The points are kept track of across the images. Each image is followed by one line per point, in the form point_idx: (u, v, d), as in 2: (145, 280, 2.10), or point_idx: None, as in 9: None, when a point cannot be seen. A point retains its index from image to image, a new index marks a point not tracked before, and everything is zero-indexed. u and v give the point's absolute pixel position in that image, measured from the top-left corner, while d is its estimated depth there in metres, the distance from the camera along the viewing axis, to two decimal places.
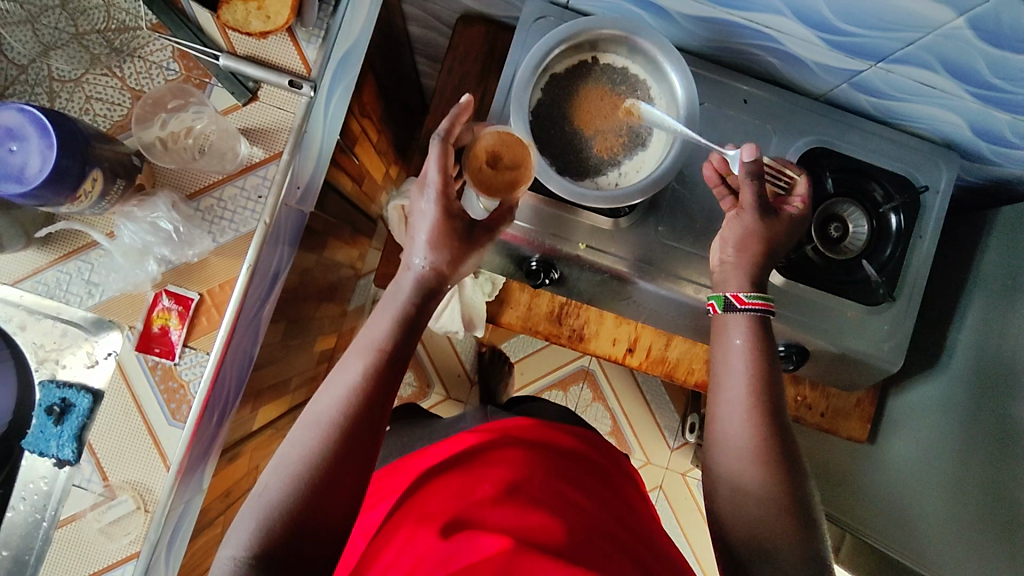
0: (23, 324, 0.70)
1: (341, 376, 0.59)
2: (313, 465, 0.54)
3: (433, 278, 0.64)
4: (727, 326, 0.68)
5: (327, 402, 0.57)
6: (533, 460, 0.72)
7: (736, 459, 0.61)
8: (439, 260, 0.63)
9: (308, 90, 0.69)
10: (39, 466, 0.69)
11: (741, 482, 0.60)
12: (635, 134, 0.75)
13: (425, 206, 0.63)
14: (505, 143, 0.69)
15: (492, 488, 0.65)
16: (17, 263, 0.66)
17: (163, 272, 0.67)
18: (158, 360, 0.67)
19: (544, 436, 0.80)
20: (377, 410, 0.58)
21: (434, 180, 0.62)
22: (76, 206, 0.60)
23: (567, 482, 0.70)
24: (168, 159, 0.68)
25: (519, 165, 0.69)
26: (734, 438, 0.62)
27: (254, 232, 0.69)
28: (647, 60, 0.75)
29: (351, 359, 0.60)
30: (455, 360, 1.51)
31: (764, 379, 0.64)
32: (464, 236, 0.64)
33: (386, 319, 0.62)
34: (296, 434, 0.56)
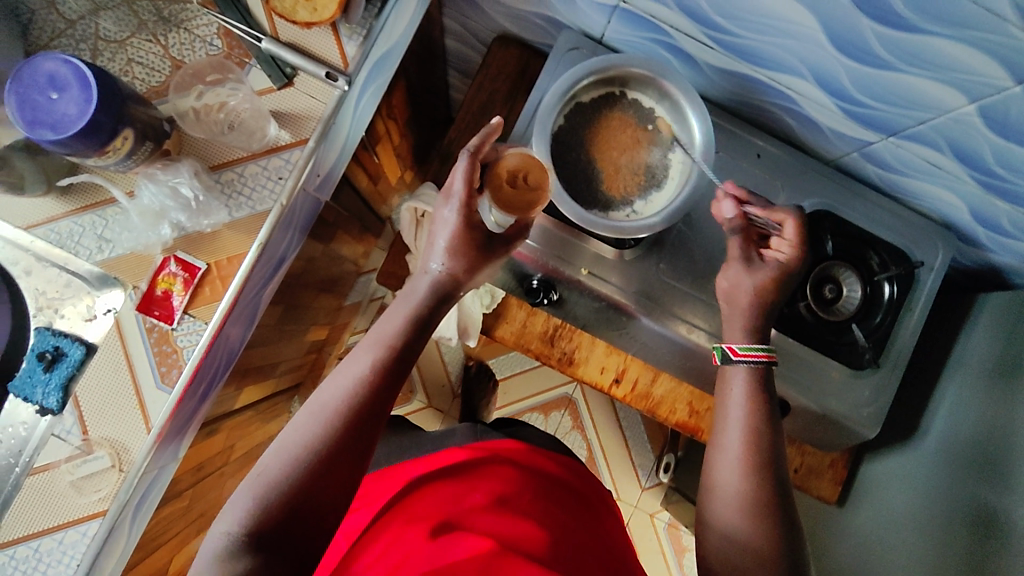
0: (27, 270, 0.70)
1: (353, 365, 0.62)
2: (314, 449, 0.55)
3: (447, 283, 0.67)
4: (729, 376, 0.71)
5: (334, 391, 0.59)
6: (516, 479, 0.74)
7: (723, 485, 0.64)
8: (455, 265, 0.67)
9: (343, 84, 0.71)
10: (22, 411, 0.69)
11: (722, 505, 0.63)
12: (652, 173, 0.77)
13: (446, 213, 0.67)
14: (524, 168, 0.69)
15: (474, 500, 0.67)
16: (34, 209, 0.68)
17: (176, 237, 0.68)
18: (157, 322, 0.68)
19: (528, 458, 0.81)
20: (380, 400, 0.60)
21: (461, 184, 0.66)
22: (103, 160, 0.62)
23: (550, 503, 0.71)
24: (198, 129, 0.70)
25: (539, 187, 0.69)
26: (728, 465, 0.65)
27: (270, 211, 0.70)
28: (675, 105, 0.77)
29: (361, 352, 0.62)
30: (440, 370, 1.56)
31: (764, 421, 0.67)
32: (482, 246, 0.68)
33: (400, 316, 0.65)
34: (300, 418, 0.58)
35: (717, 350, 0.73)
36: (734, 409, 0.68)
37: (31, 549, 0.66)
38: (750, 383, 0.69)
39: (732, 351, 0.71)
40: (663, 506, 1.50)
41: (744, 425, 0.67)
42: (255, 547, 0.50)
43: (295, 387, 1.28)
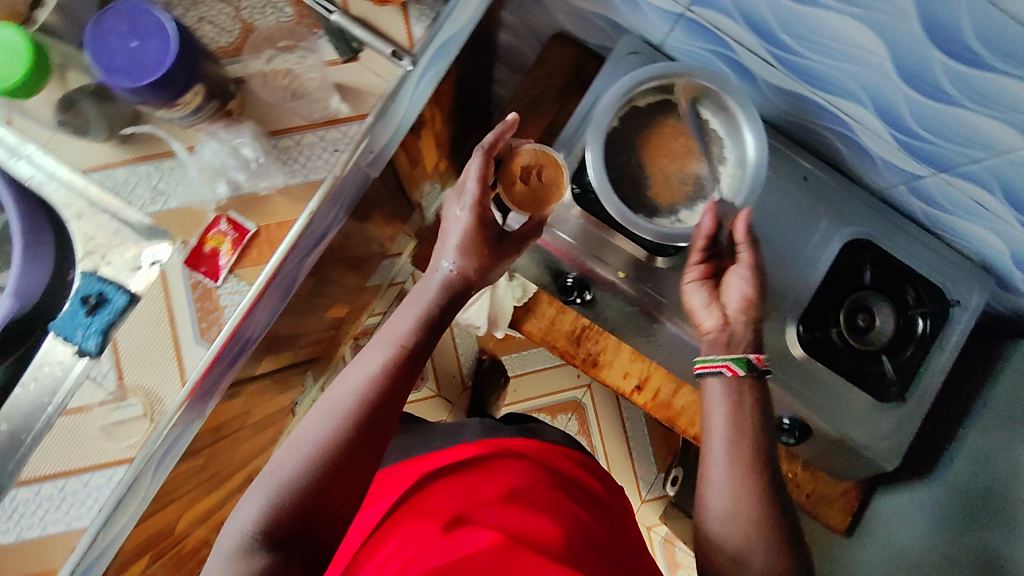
0: (79, 213, 0.71)
1: (365, 365, 0.62)
2: (326, 449, 0.55)
3: (459, 280, 0.68)
4: (710, 391, 0.69)
5: (345, 391, 0.60)
6: (532, 475, 0.73)
7: (721, 505, 0.63)
8: (465, 263, 0.67)
9: (407, 64, 0.71)
10: (59, 352, 0.69)
11: (721, 527, 0.62)
12: (700, 184, 0.77)
13: (458, 212, 0.68)
14: (538, 163, 0.75)
15: (484, 492, 0.68)
16: (94, 154, 0.69)
17: (230, 197, 0.69)
18: (202, 279, 0.69)
19: (534, 453, 0.81)
20: (392, 399, 0.60)
21: (473, 185, 0.66)
22: (172, 113, 0.63)
23: (565, 498, 0.71)
24: (261, 93, 0.70)
25: (551, 184, 0.76)
26: (725, 483, 0.64)
27: (323, 182, 0.70)
28: (730, 120, 0.77)
29: (373, 352, 0.63)
30: (453, 361, 1.57)
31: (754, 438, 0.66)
32: (494, 243, 0.69)
33: (411, 316, 0.66)
34: (311, 418, 0.58)
35: (739, 360, 0.69)
36: (718, 426, 0.67)
37: (56, 488, 0.67)
38: (731, 401, 0.68)
39: (756, 361, 0.69)
40: (661, 520, 1.50)
41: (731, 447, 0.65)
42: (271, 546, 0.51)
43: (313, 361, 1.29)
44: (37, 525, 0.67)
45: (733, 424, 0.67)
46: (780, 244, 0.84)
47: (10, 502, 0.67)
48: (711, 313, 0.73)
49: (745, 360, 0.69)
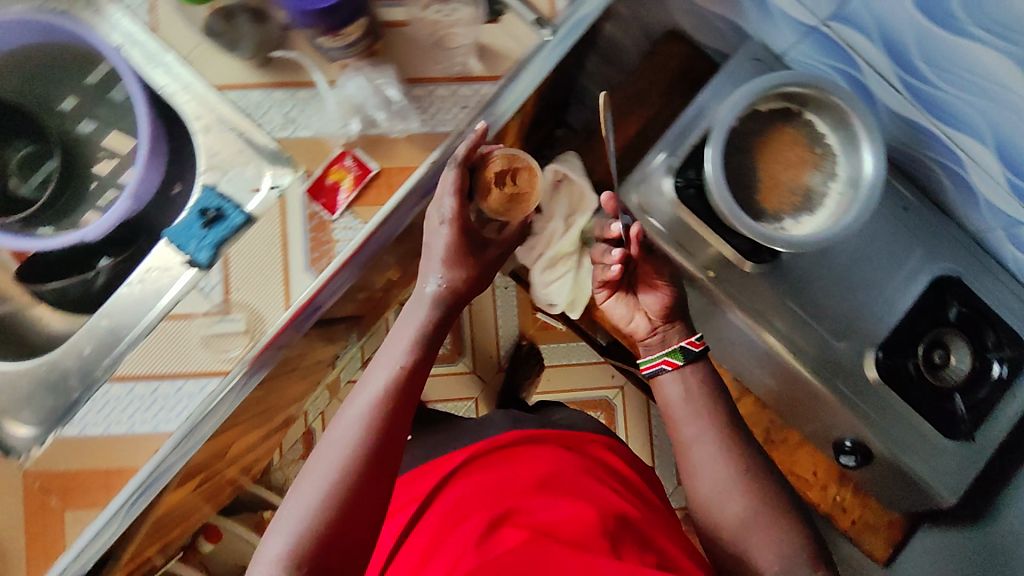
0: (207, 128, 0.72)
1: (366, 393, 0.64)
2: (336, 491, 0.57)
3: (450, 295, 0.70)
4: (663, 389, 0.76)
5: (347, 426, 0.61)
6: (564, 466, 0.77)
7: (714, 479, 0.71)
8: (452, 277, 0.69)
9: (548, 33, 0.71)
10: (168, 258, 0.71)
11: (722, 496, 0.70)
12: (808, 198, 0.78)
13: (440, 227, 0.69)
14: (511, 166, 0.75)
15: (507, 485, 0.74)
16: (235, 73, 0.71)
17: (360, 135, 0.70)
18: (320, 210, 0.70)
19: (558, 436, 0.85)
20: (395, 426, 0.62)
21: (453, 203, 0.67)
22: (331, 42, 0.65)
23: (600, 482, 0.75)
24: (402, 39, 0.71)
25: (525, 188, 0.76)
26: (710, 458, 0.72)
27: (448, 135, 0.71)
28: (849, 139, 0.77)
29: (374, 378, 0.65)
30: (491, 342, 1.57)
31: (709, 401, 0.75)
32: (475, 253, 0.71)
33: (406, 336, 0.68)
34: (317, 459, 0.60)
35: (673, 354, 0.76)
36: (682, 417, 0.74)
37: (149, 389, 0.68)
38: (685, 378, 0.76)
39: (692, 347, 0.77)
40: None
41: (699, 417, 0.74)
42: None
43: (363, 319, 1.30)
44: (126, 422, 0.68)
45: (692, 405, 0.75)
46: (873, 270, 0.84)
47: (102, 395, 0.68)
48: (639, 320, 0.81)
49: (681, 351, 0.77)
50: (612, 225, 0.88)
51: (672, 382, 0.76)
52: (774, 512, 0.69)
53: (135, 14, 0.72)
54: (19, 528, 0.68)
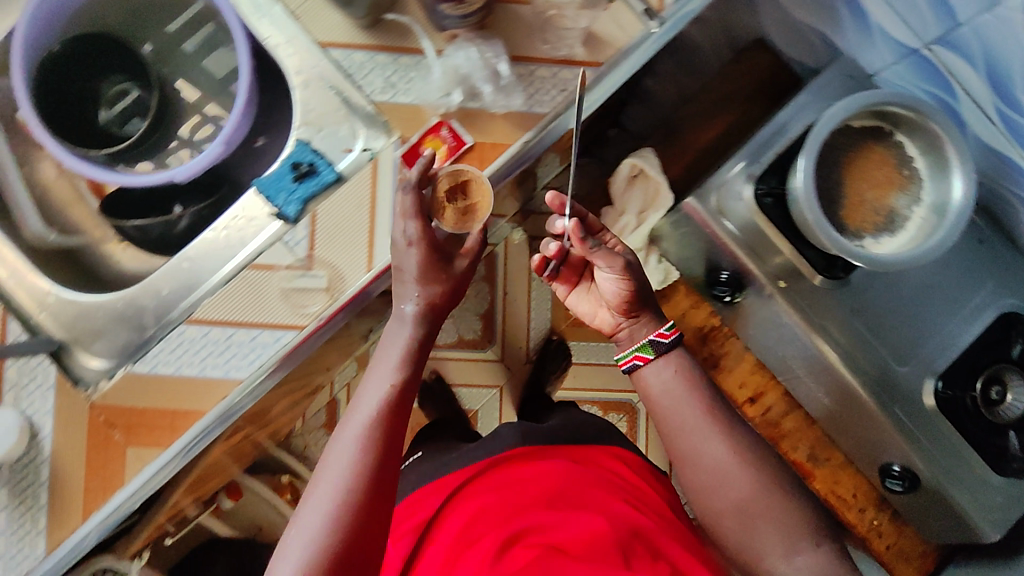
0: (306, 83, 0.71)
1: (358, 414, 0.62)
2: (338, 522, 0.56)
3: (435, 308, 0.66)
4: (648, 374, 0.67)
5: (339, 453, 0.59)
6: (574, 481, 0.78)
7: (715, 462, 0.63)
8: (433, 290, 0.66)
9: (654, 25, 0.70)
10: (255, 208, 0.71)
11: (725, 478, 0.62)
12: (891, 219, 0.78)
13: (406, 243, 0.65)
14: (459, 182, 0.69)
15: (512, 503, 0.74)
16: (341, 32, 0.71)
17: (460, 106, 0.70)
18: (411, 177, 0.70)
19: (566, 451, 0.86)
20: (389, 447, 0.61)
21: (416, 225, 0.64)
22: (453, 11, 0.65)
23: (611, 494, 0.76)
24: (510, 16, 0.71)
25: (478, 199, 0.69)
26: (712, 440, 0.63)
27: (544, 116, 0.70)
28: (939, 165, 0.76)
29: (367, 397, 0.62)
30: (522, 333, 1.56)
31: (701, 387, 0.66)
32: (448, 266, 0.67)
33: (394, 352, 0.65)
34: (314, 491, 0.58)
35: (643, 349, 0.67)
36: (676, 399, 0.66)
37: (225, 334, 0.69)
38: (678, 362, 0.67)
39: (661, 340, 0.67)
40: None
41: (699, 406, 0.65)
42: None
43: None
44: (197, 364, 0.69)
45: (684, 390, 0.66)
46: (940, 299, 0.85)
47: (177, 335, 0.69)
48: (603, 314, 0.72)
49: (649, 345, 0.68)
50: (686, 226, 0.88)
51: (664, 366, 0.66)
52: (778, 493, 0.62)
53: None
54: (79, 459, 0.68)
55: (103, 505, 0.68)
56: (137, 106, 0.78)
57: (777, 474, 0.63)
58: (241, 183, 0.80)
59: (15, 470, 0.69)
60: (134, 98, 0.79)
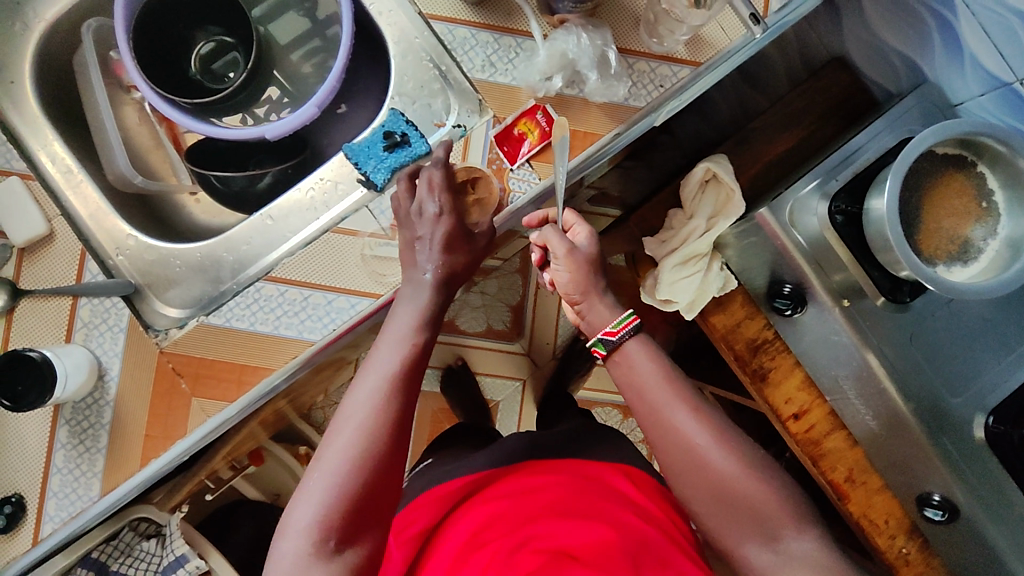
0: (404, 54, 0.72)
1: (376, 369, 0.62)
2: (359, 467, 0.58)
3: (450, 274, 0.66)
4: (629, 354, 0.68)
5: (358, 406, 0.60)
6: (577, 495, 0.75)
7: (693, 448, 0.64)
8: (450, 259, 0.66)
9: (759, 31, 0.70)
10: (345, 171, 0.72)
11: (702, 464, 0.64)
12: (965, 248, 0.79)
13: (432, 214, 0.65)
14: (470, 176, 0.70)
15: (523, 513, 0.72)
16: (445, 6, 0.71)
17: (557, 91, 0.70)
18: (501, 157, 0.71)
19: (571, 463, 0.83)
20: (405, 402, 0.61)
21: (442, 199, 0.64)
22: None
23: (613, 508, 0.73)
24: (616, 9, 0.71)
25: (487, 193, 0.70)
26: (691, 424, 0.64)
27: (640, 110, 0.71)
28: (1016, 199, 0.77)
29: (386, 356, 0.63)
30: (551, 329, 1.53)
31: (672, 373, 0.67)
32: (471, 239, 0.67)
33: (412, 313, 0.64)
34: (334, 437, 0.60)
35: (597, 345, 0.69)
36: (655, 383, 0.67)
37: (301, 295, 0.69)
38: (650, 353, 0.68)
39: (612, 337, 0.68)
40: None
41: (678, 397, 0.66)
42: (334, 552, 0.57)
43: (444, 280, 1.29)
44: (271, 322, 0.69)
45: (658, 376, 0.67)
46: (1000, 333, 0.85)
47: (254, 291, 0.69)
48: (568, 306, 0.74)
49: (602, 342, 0.69)
50: (753, 236, 0.88)
51: (638, 354, 0.68)
52: (758, 475, 0.64)
53: None
54: (142, 403, 0.68)
55: (162, 454, 0.68)
56: (224, 48, 0.79)
57: (757, 458, 0.65)
58: (322, 150, 0.81)
59: (77, 409, 0.68)
60: (216, 42, 0.79)
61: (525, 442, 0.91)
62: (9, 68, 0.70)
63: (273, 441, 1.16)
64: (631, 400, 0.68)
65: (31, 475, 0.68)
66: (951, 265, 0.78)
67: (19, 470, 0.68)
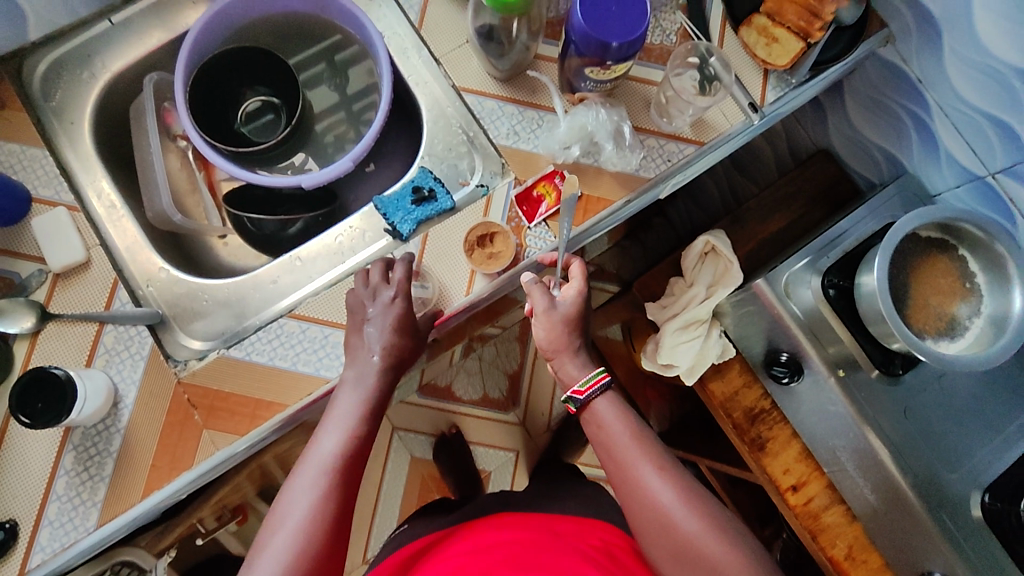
0: (436, 120, 0.79)
1: (315, 460, 0.61)
2: (300, 561, 0.57)
3: (396, 361, 0.67)
4: (598, 413, 0.68)
5: (297, 499, 0.59)
6: (540, 550, 0.70)
7: (660, 508, 0.63)
8: (395, 346, 0.66)
9: (756, 116, 0.78)
10: (373, 220, 0.77)
11: (668, 524, 0.62)
12: (953, 325, 0.83)
13: (385, 302, 0.67)
14: (488, 234, 0.75)
15: (481, 568, 0.69)
16: (476, 80, 0.78)
17: (575, 159, 0.76)
18: (520, 215, 0.75)
19: (546, 522, 0.79)
20: (348, 491, 0.61)
21: (396, 285, 0.67)
22: (598, 75, 0.71)
23: (579, 560, 0.68)
24: (629, 94, 0.79)
25: (501, 252, 0.74)
26: (657, 483, 0.64)
27: (649, 180, 0.77)
28: (997, 281, 0.82)
29: (325, 446, 0.62)
30: (546, 402, 1.52)
31: (642, 432, 0.68)
32: (416, 330, 0.68)
33: (353, 402, 0.64)
34: (273, 531, 0.58)
35: (568, 402, 0.69)
36: (624, 442, 0.67)
37: (322, 334, 0.72)
38: (618, 411, 0.69)
39: (579, 397, 0.68)
40: None
41: (646, 455, 0.66)
42: None
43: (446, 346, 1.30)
44: (290, 358, 0.71)
45: (627, 432, 0.67)
46: (987, 410, 0.89)
47: (277, 327, 0.71)
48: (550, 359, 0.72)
49: (570, 400, 0.69)
50: (750, 305, 0.93)
51: (607, 412, 0.68)
52: (726, 538, 0.62)
53: (403, 10, 0.80)
54: (153, 433, 0.68)
55: (166, 485, 0.68)
56: (268, 106, 0.88)
57: (726, 523, 0.63)
58: (349, 203, 0.86)
59: (86, 435, 0.68)
60: (262, 100, 0.88)
61: (524, 503, 0.89)
62: (69, 111, 0.77)
63: (259, 497, 1.12)
64: (602, 456, 0.69)
65: (27, 502, 0.66)
66: (940, 340, 0.83)
67: (16, 495, 0.66)
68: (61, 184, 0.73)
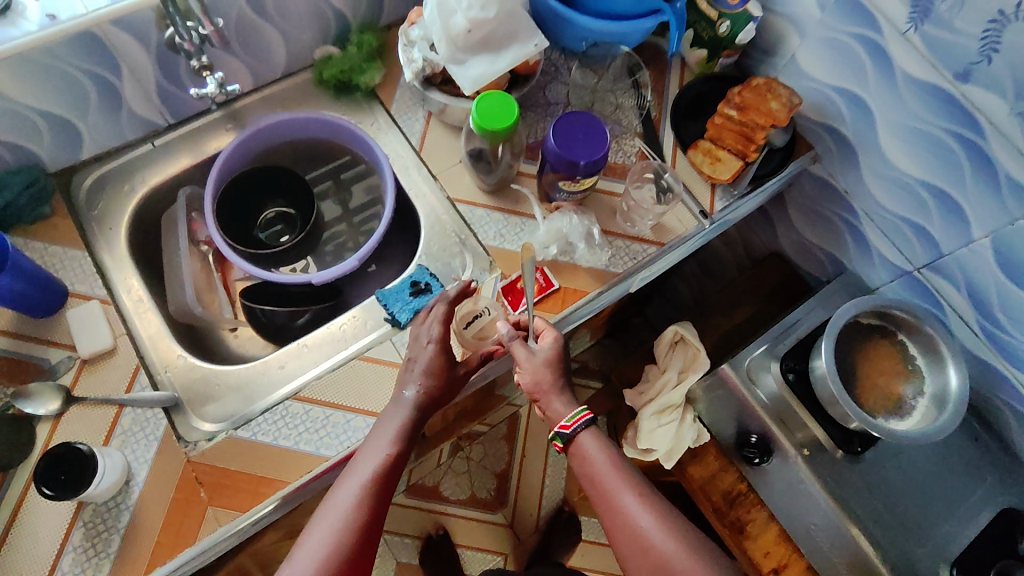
0: (432, 226, 0.91)
1: (353, 480, 0.68)
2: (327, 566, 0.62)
3: (427, 400, 0.74)
4: (582, 445, 0.74)
5: (334, 511, 0.65)
6: None
7: (640, 530, 0.68)
8: (428, 386, 0.74)
9: (706, 222, 0.91)
10: (375, 311, 0.86)
11: (648, 545, 0.67)
12: (899, 404, 0.92)
13: (427, 344, 0.76)
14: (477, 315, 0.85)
15: None
16: (468, 193, 0.91)
17: (553, 258, 0.87)
18: (506, 305, 0.85)
19: None
20: (378, 509, 0.67)
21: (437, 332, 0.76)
22: (569, 188, 0.85)
23: None
24: (598, 203, 0.92)
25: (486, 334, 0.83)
26: (638, 508, 0.69)
27: (619, 274, 0.88)
28: (935, 359, 0.92)
29: (361, 467, 0.68)
30: (533, 499, 1.51)
31: (622, 463, 0.73)
32: (450, 367, 0.76)
33: (388, 431, 0.71)
34: (309, 540, 0.64)
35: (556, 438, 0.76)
36: (605, 469, 0.72)
37: (323, 414, 0.78)
38: (600, 444, 0.74)
39: (566, 431, 0.75)
40: None
41: (626, 481, 0.71)
42: None
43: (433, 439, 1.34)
44: (293, 438, 0.77)
45: (608, 461, 0.73)
46: (943, 487, 0.94)
47: (282, 409, 0.78)
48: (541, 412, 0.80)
49: (558, 436, 0.76)
50: (718, 389, 1.01)
51: (592, 443, 0.74)
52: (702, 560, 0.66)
53: (406, 136, 0.94)
54: (160, 513, 0.72)
55: (168, 562, 0.70)
56: (280, 217, 1.00)
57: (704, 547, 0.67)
58: (350, 299, 0.96)
59: (96, 512, 0.71)
60: (276, 211, 1.00)
61: None
62: (109, 218, 0.88)
63: None
64: (587, 485, 0.74)
65: None
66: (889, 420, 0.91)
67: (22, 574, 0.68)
68: (95, 281, 0.82)
